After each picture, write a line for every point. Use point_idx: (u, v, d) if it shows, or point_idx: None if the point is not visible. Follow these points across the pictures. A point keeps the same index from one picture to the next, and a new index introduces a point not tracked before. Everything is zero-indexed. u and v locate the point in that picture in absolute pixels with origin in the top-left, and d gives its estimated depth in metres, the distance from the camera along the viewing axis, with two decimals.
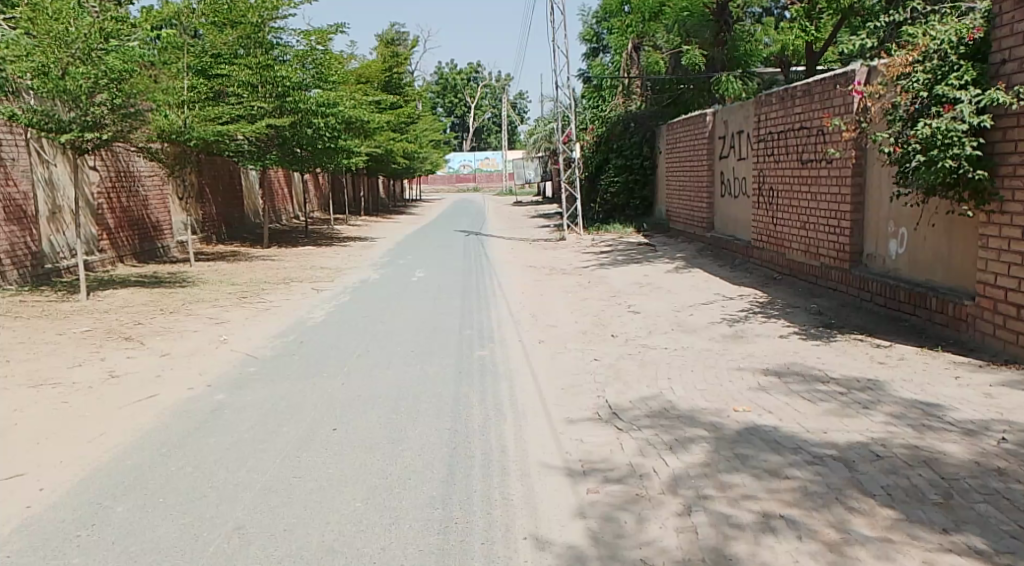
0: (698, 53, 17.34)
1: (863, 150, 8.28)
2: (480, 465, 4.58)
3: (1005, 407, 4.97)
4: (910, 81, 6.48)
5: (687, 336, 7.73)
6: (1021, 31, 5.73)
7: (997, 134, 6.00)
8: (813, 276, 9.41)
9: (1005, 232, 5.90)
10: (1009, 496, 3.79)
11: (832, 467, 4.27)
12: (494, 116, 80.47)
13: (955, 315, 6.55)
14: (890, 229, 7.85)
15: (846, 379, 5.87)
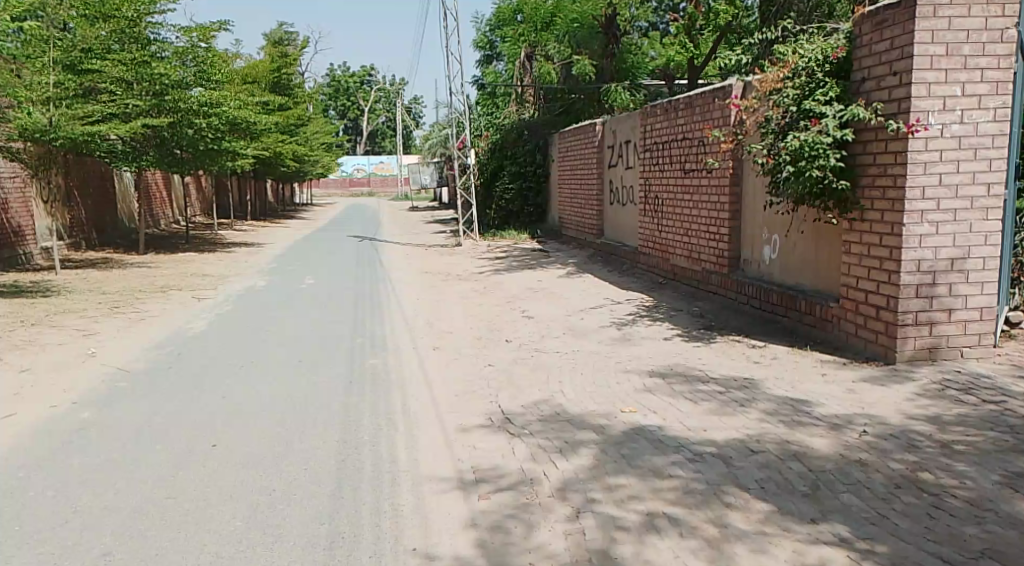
0: (588, 63, 17.74)
1: (740, 160, 8.66)
2: (369, 477, 4.50)
3: (866, 402, 5.32)
4: (781, 96, 6.83)
5: (577, 340, 7.88)
6: (879, 51, 6.14)
7: (859, 146, 6.41)
8: (695, 281, 9.76)
9: (866, 238, 6.33)
10: (870, 485, 4.05)
11: (711, 463, 4.45)
12: (389, 120, 79.63)
13: (822, 317, 6.96)
14: (764, 236, 8.25)
15: (725, 378, 6.13)
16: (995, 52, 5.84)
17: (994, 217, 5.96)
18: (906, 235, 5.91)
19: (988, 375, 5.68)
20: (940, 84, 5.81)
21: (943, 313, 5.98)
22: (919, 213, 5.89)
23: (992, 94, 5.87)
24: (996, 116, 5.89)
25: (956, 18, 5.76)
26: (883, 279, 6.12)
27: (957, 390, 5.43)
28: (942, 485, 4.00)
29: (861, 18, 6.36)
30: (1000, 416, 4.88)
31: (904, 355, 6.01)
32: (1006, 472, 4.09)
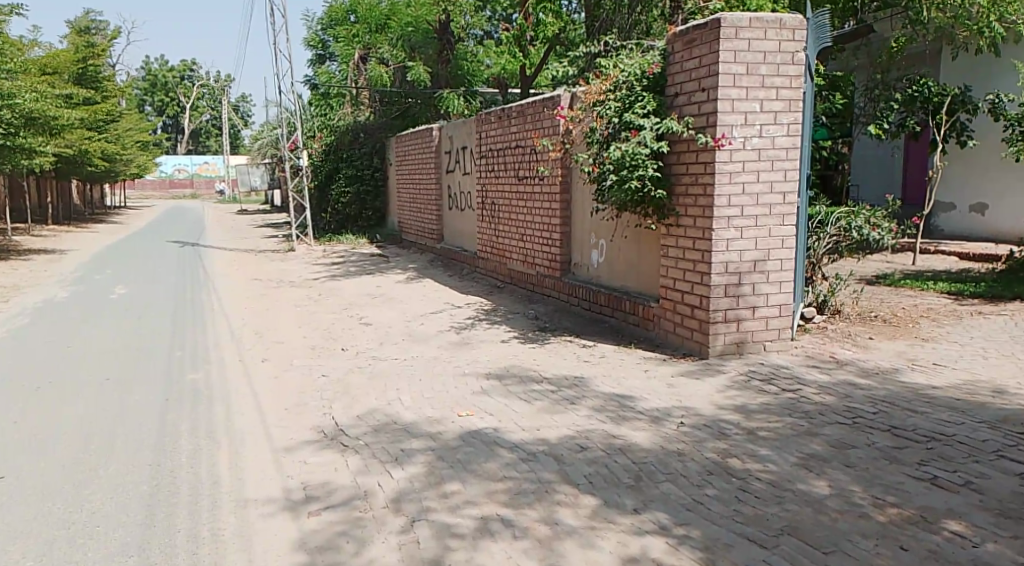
0: (423, 70, 18.00)
1: (568, 169, 8.99)
2: (186, 502, 4.27)
3: (684, 395, 5.68)
4: (604, 108, 7.15)
5: (415, 346, 7.86)
6: (690, 68, 6.57)
7: (673, 157, 6.84)
8: (531, 285, 10.01)
9: (681, 243, 6.76)
10: (686, 473, 4.34)
11: (543, 462, 4.59)
12: (213, 118, 75.62)
13: (644, 317, 7.38)
14: (592, 241, 8.60)
15: (557, 378, 6.33)
16: (788, 72, 6.41)
17: (789, 222, 6.56)
18: (715, 240, 6.38)
19: (787, 365, 6.24)
20: (742, 101, 6.31)
21: (748, 310, 6.51)
22: (726, 219, 6.38)
23: (786, 110, 6.44)
24: (790, 131, 6.48)
25: (754, 41, 6.28)
26: (696, 281, 6.56)
27: (761, 380, 5.93)
28: (749, 469, 4.35)
29: (674, 37, 6.78)
30: (797, 403, 5.38)
31: (716, 350, 6.48)
32: (802, 454, 4.51)
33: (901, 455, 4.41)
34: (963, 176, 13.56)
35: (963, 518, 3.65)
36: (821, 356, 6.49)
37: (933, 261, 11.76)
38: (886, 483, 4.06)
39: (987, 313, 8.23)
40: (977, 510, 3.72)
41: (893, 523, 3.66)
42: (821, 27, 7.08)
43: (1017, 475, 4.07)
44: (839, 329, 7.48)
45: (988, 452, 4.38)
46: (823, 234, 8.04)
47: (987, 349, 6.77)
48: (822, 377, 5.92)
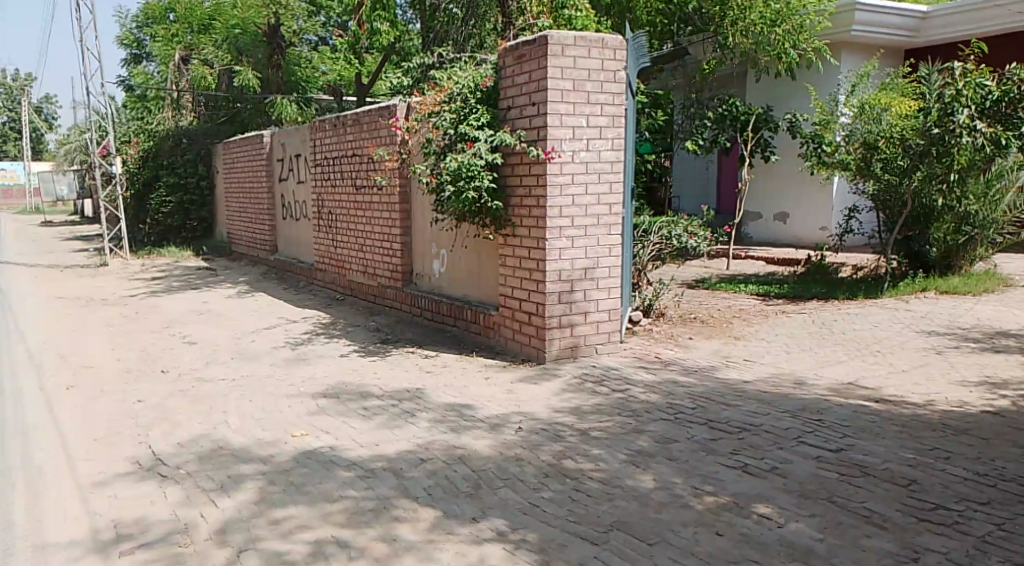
0: (251, 76, 16.91)
1: (406, 179, 8.98)
2: None
3: (522, 401, 5.83)
4: (440, 119, 7.21)
5: (245, 364, 7.55)
6: (520, 83, 6.77)
7: (507, 169, 7.02)
8: (371, 296, 9.91)
9: (518, 252, 6.95)
10: (523, 478, 4.47)
11: (381, 477, 4.57)
12: (10, 120, 68.88)
13: (483, 325, 7.52)
14: (432, 250, 8.63)
15: (396, 391, 6.30)
16: (611, 90, 6.74)
17: (615, 232, 6.91)
18: (549, 249, 6.59)
19: (617, 367, 6.56)
20: (570, 115, 6.57)
21: (581, 316, 6.79)
22: (558, 229, 6.62)
23: (610, 126, 6.78)
24: (614, 145, 6.82)
25: (579, 58, 6.57)
26: (533, 289, 6.76)
27: (594, 382, 6.19)
28: (582, 469, 4.53)
29: (505, 52, 6.96)
30: (626, 402, 5.67)
31: (552, 355, 6.71)
32: (630, 451, 4.76)
33: (717, 446, 4.76)
34: (769, 188, 14.80)
35: (770, 501, 4.00)
36: (647, 356, 6.88)
37: (745, 265, 12.75)
38: (704, 474, 4.37)
39: (790, 311, 9.04)
40: (782, 492, 4.09)
41: (710, 511, 3.94)
42: (640, 48, 7.50)
43: (815, 458, 4.51)
44: (663, 330, 7.95)
45: (791, 438, 4.82)
46: (648, 242, 8.51)
47: (790, 344, 7.43)
48: (648, 377, 6.27)
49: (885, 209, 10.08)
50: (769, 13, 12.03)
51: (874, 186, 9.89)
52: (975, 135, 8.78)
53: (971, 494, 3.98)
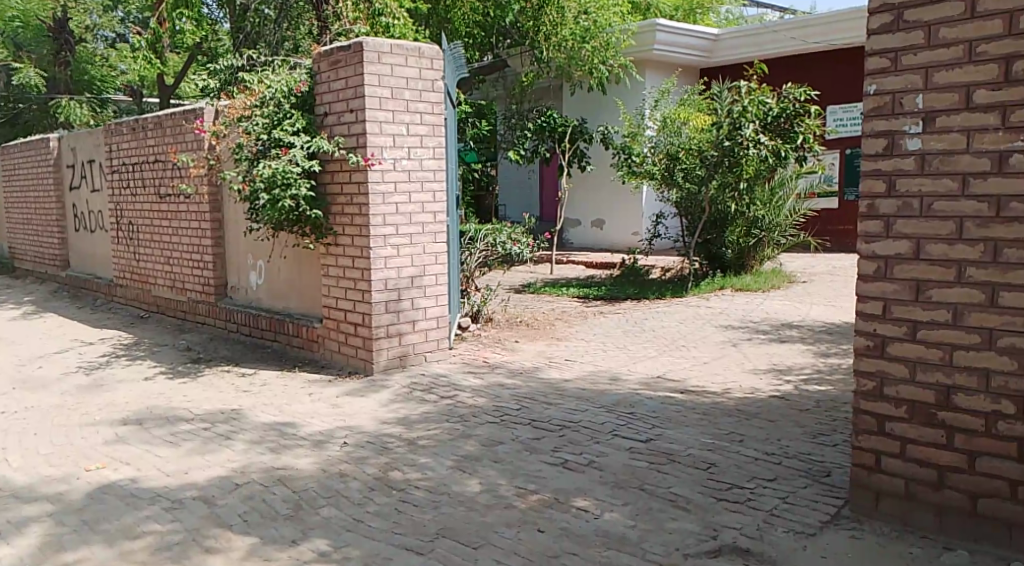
0: (33, 74, 15.50)
1: (216, 187, 8.55)
2: None
3: (346, 415, 5.73)
4: (250, 124, 6.91)
5: (31, 394, 6.87)
6: (337, 88, 6.65)
7: (326, 176, 6.88)
8: (181, 312, 9.34)
9: (340, 261, 6.82)
10: (347, 494, 4.38)
11: (191, 508, 4.32)
12: None
13: (307, 338, 7.31)
14: (248, 262, 8.27)
15: (208, 413, 5.98)
16: (429, 99, 6.77)
17: (440, 240, 6.95)
18: (373, 257, 6.51)
19: (445, 374, 6.60)
20: (389, 123, 6.53)
21: (408, 324, 6.77)
22: (381, 238, 6.55)
23: (430, 135, 6.81)
24: (435, 153, 6.86)
25: (396, 66, 6.54)
26: (358, 299, 6.65)
27: (422, 390, 6.19)
28: (407, 479, 4.52)
29: (319, 57, 6.81)
30: (453, 408, 5.73)
31: (380, 366, 6.64)
32: (456, 457, 4.81)
33: (538, 445, 4.91)
34: (586, 195, 15.46)
35: (587, 495, 4.17)
36: (474, 361, 6.98)
37: (567, 269, 13.23)
38: (528, 473, 4.49)
39: (607, 312, 9.48)
40: (598, 485, 4.28)
41: (533, 509, 4.05)
42: (457, 58, 7.61)
43: (628, 449, 4.77)
44: (491, 335, 8.07)
45: (606, 432, 5.06)
46: (475, 249, 8.65)
47: (607, 343, 7.80)
48: (474, 381, 6.36)
49: (686, 214, 10.85)
50: (579, 30, 12.63)
51: (677, 194, 10.63)
52: (760, 148, 9.65)
53: (761, 472, 4.37)
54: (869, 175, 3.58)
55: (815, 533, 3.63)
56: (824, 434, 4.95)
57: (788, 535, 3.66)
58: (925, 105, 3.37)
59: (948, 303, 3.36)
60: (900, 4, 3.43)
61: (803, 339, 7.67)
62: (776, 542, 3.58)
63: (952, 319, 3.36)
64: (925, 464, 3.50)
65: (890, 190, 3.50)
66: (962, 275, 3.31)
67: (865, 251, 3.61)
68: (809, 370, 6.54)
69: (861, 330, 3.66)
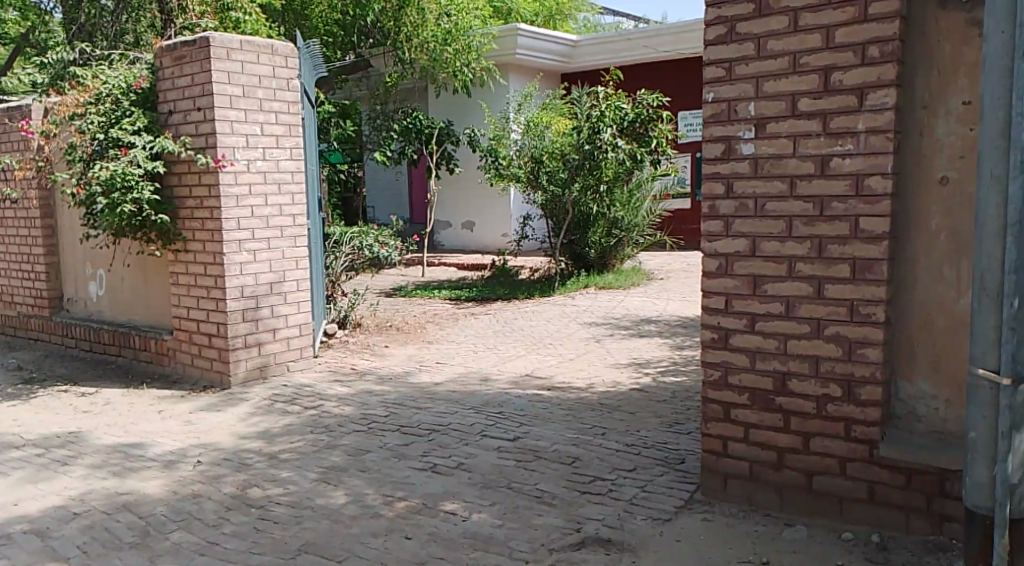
0: None
1: (48, 191, 7.94)
2: None
3: (201, 431, 5.48)
4: (84, 122, 6.43)
5: None
6: (182, 86, 6.34)
7: (172, 178, 6.57)
8: (10, 328, 8.63)
9: (190, 269, 6.53)
10: (200, 516, 4.19)
11: (22, 542, 4.00)
12: None
13: (156, 352, 6.95)
14: (87, 272, 7.75)
15: (44, 438, 5.56)
16: (284, 98, 6.57)
17: (301, 244, 6.77)
18: (227, 264, 6.26)
19: (309, 383, 6.43)
20: (241, 123, 6.29)
21: (268, 333, 6.56)
22: (236, 242, 6.31)
23: (287, 135, 6.62)
24: (292, 154, 6.67)
25: (247, 64, 6.31)
26: (211, 308, 6.37)
27: (284, 402, 6.01)
28: (267, 496, 4.38)
29: (161, 52, 6.48)
30: (318, 418, 5.60)
31: (238, 379, 6.39)
32: (320, 468, 4.70)
33: (406, 450, 4.87)
34: (455, 197, 15.48)
35: (455, 497, 4.18)
36: (342, 369, 6.85)
37: (438, 272, 13.20)
38: (394, 480, 4.45)
39: (477, 313, 9.54)
40: (466, 487, 4.30)
41: (399, 516, 4.02)
42: (313, 56, 7.42)
43: (496, 448, 4.82)
44: (359, 341, 7.92)
45: (475, 434, 5.10)
46: (340, 252, 8.48)
47: (476, 344, 7.84)
48: (341, 390, 6.23)
49: (552, 215, 11.04)
50: (440, 32, 12.60)
51: (541, 197, 10.85)
52: (618, 151, 10.13)
53: (621, 463, 4.53)
54: (710, 178, 3.78)
55: (671, 519, 3.80)
56: (680, 422, 5.19)
57: (646, 522, 3.81)
58: (757, 112, 3.61)
59: (781, 296, 3.61)
60: (733, 17, 3.65)
61: (661, 333, 8.01)
62: (635, 530, 3.71)
63: (785, 311, 3.60)
64: (765, 446, 3.75)
65: (729, 191, 3.71)
66: (793, 269, 3.56)
67: (708, 249, 3.81)
68: (666, 362, 6.84)
69: (707, 323, 3.86)
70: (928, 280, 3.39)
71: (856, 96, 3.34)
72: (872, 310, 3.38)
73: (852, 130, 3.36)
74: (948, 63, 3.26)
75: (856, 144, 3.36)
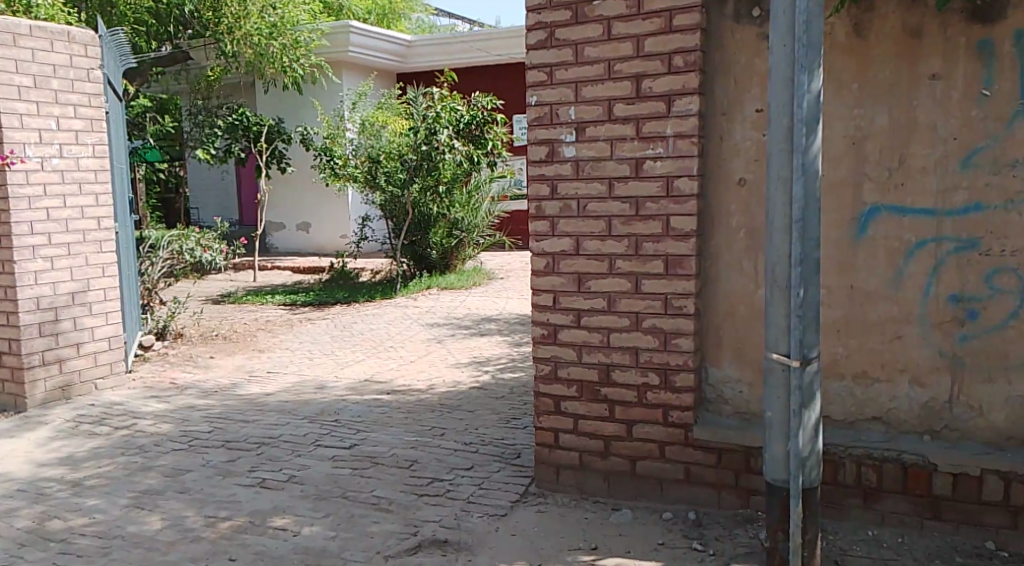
0: None
1: None
2: None
3: None
4: None
5: None
6: None
7: None
8: None
9: None
10: None
11: None
12: None
13: None
14: None
15: None
16: (84, 89, 6.09)
17: (107, 249, 6.31)
18: (19, 273, 5.71)
19: (122, 401, 6.00)
20: (32, 117, 5.74)
21: (71, 348, 6.05)
22: (30, 249, 5.77)
23: (88, 130, 6.13)
24: (95, 151, 6.19)
25: (39, 51, 5.79)
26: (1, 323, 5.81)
27: (92, 423, 5.57)
28: (70, 528, 4.03)
29: None
30: (130, 438, 5.23)
31: (36, 400, 5.86)
32: (134, 493, 4.39)
33: (232, 467, 4.65)
34: (287, 199, 14.97)
35: (285, 512, 4.04)
36: (161, 384, 6.44)
37: (271, 276, 12.72)
38: (218, 499, 4.24)
39: (314, 318, 9.27)
40: (297, 501, 4.16)
41: (223, 537, 3.82)
42: (119, 45, 6.92)
43: (330, 458, 4.70)
44: (181, 353, 7.48)
45: (308, 444, 4.95)
46: (156, 258, 7.99)
47: (311, 351, 7.62)
48: (158, 406, 5.86)
49: (391, 216, 10.91)
50: (265, 25, 12.15)
51: (379, 197, 10.71)
52: (454, 152, 10.25)
53: (458, 462, 4.55)
54: (535, 179, 3.87)
55: (506, 514, 3.86)
56: (516, 418, 5.29)
57: (481, 519, 3.84)
58: (576, 117, 3.73)
59: (604, 292, 3.75)
60: (551, 23, 3.75)
61: (500, 331, 8.12)
62: (471, 528, 3.74)
63: (607, 306, 3.75)
64: (593, 436, 3.89)
65: (553, 192, 3.82)
66: (614, 266, 3.71)
67: (536, 249, 3.89)
68: (505, 359, 6.96)
69: (537, 320, 3.95)
70: (730, 274, 3.64)
71: (664, 102, 3.53)
72: (683, 302, 3.59)
73: (661, 135, 3.55)
74: (744, 73, 3.51)
75: (666, 147, 3.55)
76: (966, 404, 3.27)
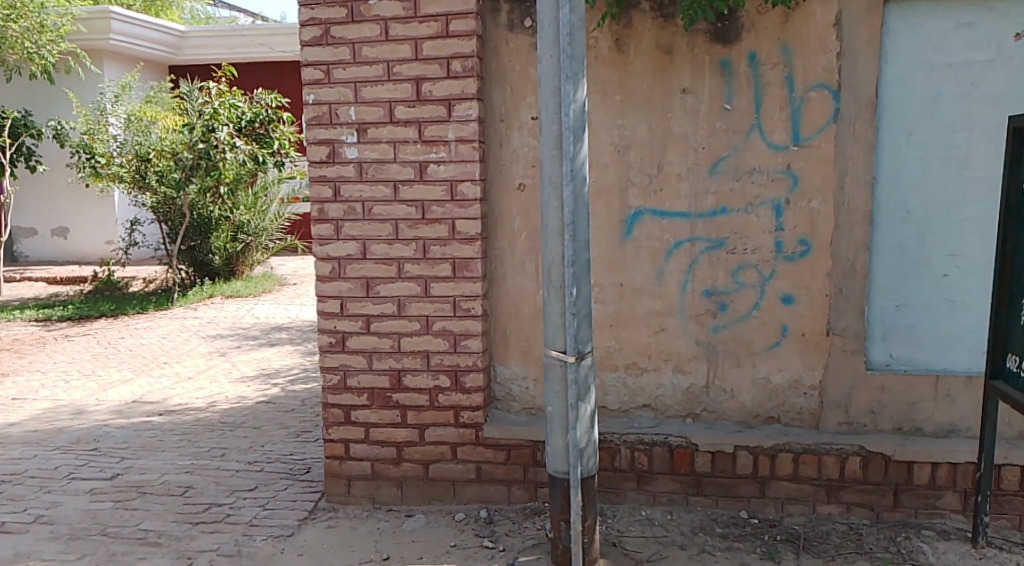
0: None
1: None
2: None
3: None
4: None
5: None
6: None
7: None
8: None
9: None
10: None
11: None
12: None
13: None
14: None
15: None
16: None
17: None
18: None
19: None
20: None
21: None
22: None
23: None
24: None
25: None
26: None
27: None
28: None
29: None
30: None
31: None
32: None
33: None
34: (39, 201, 13.45)
35: (31, 558, 3.61)
36: None
37: (22, 288, 11.36)
38: None
39: (72, 335, 8.40)
40: (44, 544, 3.73)
41: None
42: None
43: (88, 492, 4.27)
44: None
45: (60, 478, 4.46)
46: None
47: (68, 372, 6.89)
48: None
49: (165, 220, 10.15)
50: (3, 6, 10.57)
51: (150, 199, 9.91)
52: (236, 151, 9.65)
53: (241, 483, 4.31)
54: (317, 181, 3.74)
55: (292, 533, 3.71)
56: (307, 431, 5.11)
57: (264, 542, 3.67)
58: (357, 117, 3.65)
59: (392, 297, 3.71)
60: (327, 20, 3.64)
61: (291, 340, 7.81)
62: (252, 553, 3.56)
63: (396, 311, 3.72)
64: (385, 443, 3.84)
65: (336, 195, 3.71)
66: (402, 270, 3.69)
67: (320, 253, 3.76)
68: (296, 370, 6.69)
69: (324, 328, 3.81)
70: (514, 275, 3.74)
71: (445, 106, 3.56)
72: (471, 304, 3.64)
73: (444, 139, 3.58)
74: (520, 80, 3.62)
75: (448, 152, 3.58)
76: (720, 388, 3.59)
